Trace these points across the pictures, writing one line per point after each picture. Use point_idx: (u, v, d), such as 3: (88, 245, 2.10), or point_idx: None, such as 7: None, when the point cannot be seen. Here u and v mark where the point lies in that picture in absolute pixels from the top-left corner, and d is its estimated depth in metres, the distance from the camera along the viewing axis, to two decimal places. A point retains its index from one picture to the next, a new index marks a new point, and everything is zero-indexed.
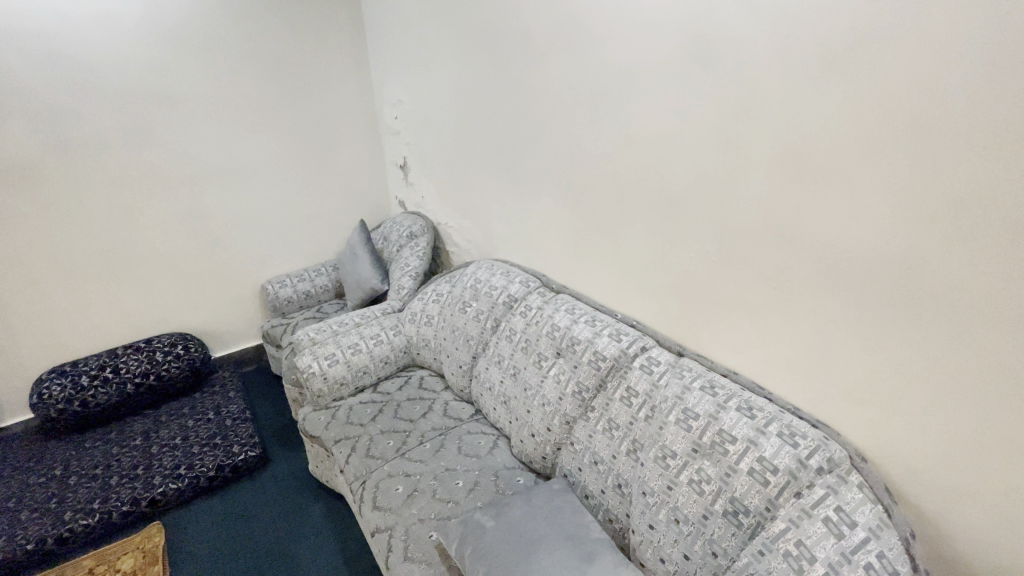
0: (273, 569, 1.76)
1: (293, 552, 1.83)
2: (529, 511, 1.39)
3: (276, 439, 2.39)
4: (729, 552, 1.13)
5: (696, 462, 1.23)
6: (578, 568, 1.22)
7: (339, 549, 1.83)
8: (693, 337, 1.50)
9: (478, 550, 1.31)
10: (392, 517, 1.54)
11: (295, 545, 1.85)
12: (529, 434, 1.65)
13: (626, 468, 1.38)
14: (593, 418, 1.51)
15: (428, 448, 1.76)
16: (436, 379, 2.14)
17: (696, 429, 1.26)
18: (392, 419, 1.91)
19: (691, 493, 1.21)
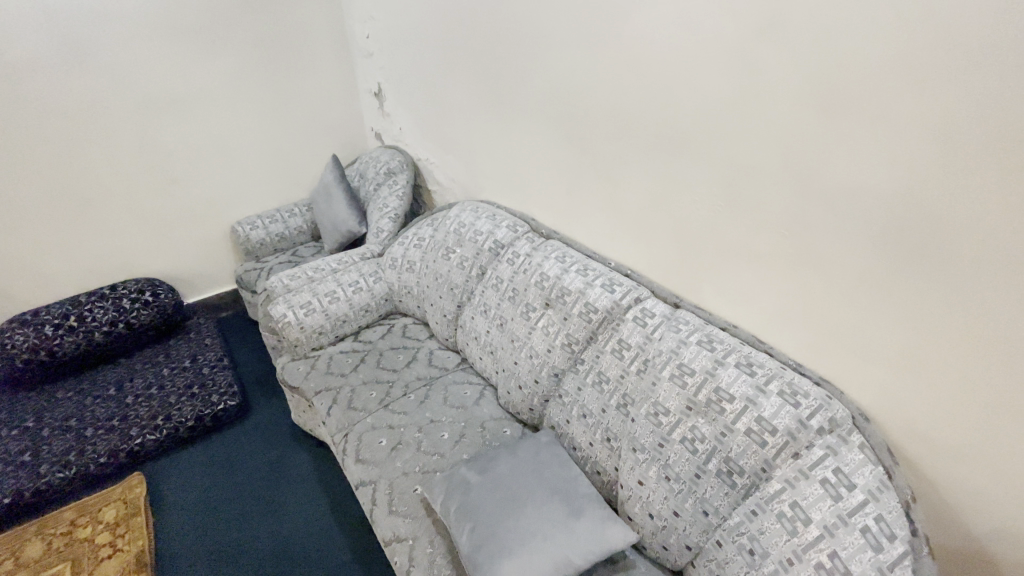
0: (260, 518, 1.76)
1: (279, 502, 1.82)
2: (515, 466, 1.34)
3: (258, 387, 2.33)
4: (721, 509, 1.10)
5: (690, 420, 1.17)
6: (565, 524, 1.20)
7: (325, 499, 1.83)
8: (692, 287, 1.40)
9: (464, 506, 1.27)
10: (376, 470, 1.50)
11: (282, 494, 1.85)
12: (516, 385, 1.58)
13: (615, 423, 1.33)
14: (582, 371, 1.44)
15: (411, 399, 1.70)
16: (420, 327, 2.05)
17: (691, 386, 1.18)
18: (374, 369, 1.83)
19: (683, 452, 1.16)
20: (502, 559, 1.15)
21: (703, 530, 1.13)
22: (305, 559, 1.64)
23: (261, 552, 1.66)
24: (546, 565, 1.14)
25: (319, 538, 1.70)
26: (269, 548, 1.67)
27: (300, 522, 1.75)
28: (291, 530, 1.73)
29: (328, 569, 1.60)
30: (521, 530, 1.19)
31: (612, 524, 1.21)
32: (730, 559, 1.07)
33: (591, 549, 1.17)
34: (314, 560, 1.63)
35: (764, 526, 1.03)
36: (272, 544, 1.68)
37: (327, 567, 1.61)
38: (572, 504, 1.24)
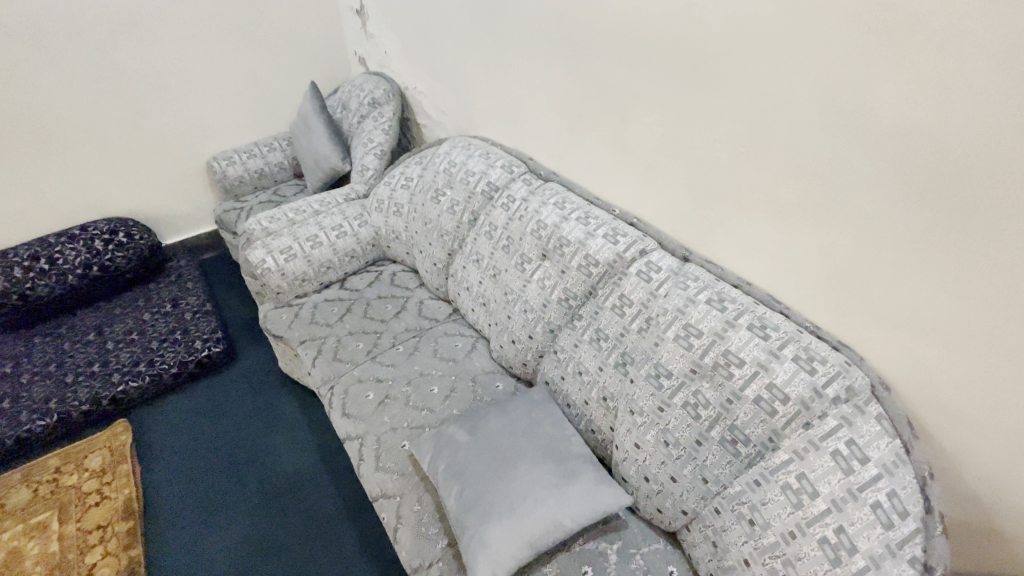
0: (250, 467, 1.75)
1: (268, 451, 1.80)
2: (507, 425, 1.27)
3: (243, 333, 2.26)
4: (721, 477, 1.04)
5: (694, 384, 1.08)
6: (557, 487, 1.15)
7: (314, 448, 1.81)
8: (703, 239, 1.27)
9: (452, 466, 1.21)
10: (363, 425, 1.44)
11: (271, 443, 1.83)
12: (510, 340, 1.49)
13: (613, 384, 1.25)
14: (580, 327, 1.34)
15: (400, 351, 1.61)
16: (409, 274, 1.93)
17: (698, 348, 1.08)
18: (361, 319, 1.74)
19: (685, 417, 1.08)
20: (492, 522, 1.10)
21: (700, 497, 1.08)
22: (295, 508, 1.64)
23: (252, 501, 1.66)
24: (536, 529, 1.10)
25: (309, 487, 1.69)
26: (259, 497, 1.66)
27: (290, 472, 1.74)
28: (280, 479, 1.72)
29: (318, 518, 1.61)
30: (512, 493, 1.13)
31: (606, 487, 1.16)
32: (727, 527, 1.02)
33: (583, 512, 1.12)
34: (304, 509, 1.64)
35: (767, 497, 0.98)
36: (262, 493, 1.68)
37: (318, 515, 1.62)
38: (565, 467, 1.18)
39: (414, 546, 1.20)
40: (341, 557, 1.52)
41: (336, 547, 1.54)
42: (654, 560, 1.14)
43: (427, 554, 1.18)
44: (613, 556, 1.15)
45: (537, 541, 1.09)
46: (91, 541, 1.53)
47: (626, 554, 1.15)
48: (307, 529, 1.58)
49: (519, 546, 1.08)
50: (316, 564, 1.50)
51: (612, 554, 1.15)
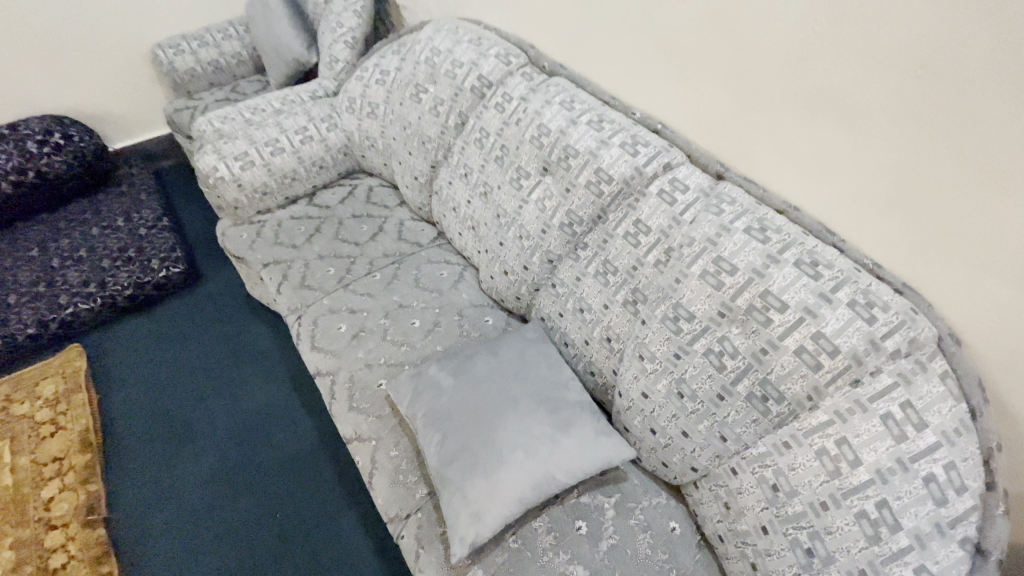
0: (220, 399, 1.65)
1: (240, 382, 1.69)
2: (496, 367, 1.10)
3: (208, 253, 2.07)
4: (743, 437, 0.89)
5: (722, 330, 0.89)
6: (551, 438, 1.00)
7: (289, 380, 1.70)
8: (743, 152, 1.04)
9: (432, 413, 1.06)
10: (334, 361, 1.27)
11: (242, 374, 1.71)
12: (502, 270, 1.29)
13: (621, 325, 1.07)
14: (584, 258, 1.13)
15: (376, 279, 1.41)
16: (387, 190, 1.69)
17: (730, 287, 0.88)
18: (331, 241, 1.52)
19: (707, 368, 0.90)
20: (476, 477, 0.96)
21: (715, 455, 0.93)
22: (269, 442, 1.55)
23: (223, 435, 1.57)
24: (526, 485, 0.96)
25: (284, 421, 1.60)
26: (230, 430, 1.58)
27: (264, 405, 1.64)
28: (253, 413, 1.62)
29: (295, 453, 1.52)
30: (499, 445, 0.98)
31: (606, 440, 1.02)
32: (745, 490, 0.89)
33: (579, 467, 0.99)
34: (279, 444, 1.55)
35: (797, 462, 0.83)
36: (234, 427, 1.59)
37: (294, 451, 1.53)
38: (561, 416, 1.03)
39: (391, 495, 1.08)
40: (319, 494, 1.44)
41: (313, 483, 1.46)
42: (654, 516, 1.03)
43: (405, 504, 1.06)
44: (609, 510, 1.04)
45: (527, 498, 0.96)
46: (47, 474, 1.46)
47: (624, 508, 1.04)
48: (284, 465, 1.50)
49: (507, 504, 0.95)
50: (294, 500, 1.43)
51: (609, 508, 1.04)
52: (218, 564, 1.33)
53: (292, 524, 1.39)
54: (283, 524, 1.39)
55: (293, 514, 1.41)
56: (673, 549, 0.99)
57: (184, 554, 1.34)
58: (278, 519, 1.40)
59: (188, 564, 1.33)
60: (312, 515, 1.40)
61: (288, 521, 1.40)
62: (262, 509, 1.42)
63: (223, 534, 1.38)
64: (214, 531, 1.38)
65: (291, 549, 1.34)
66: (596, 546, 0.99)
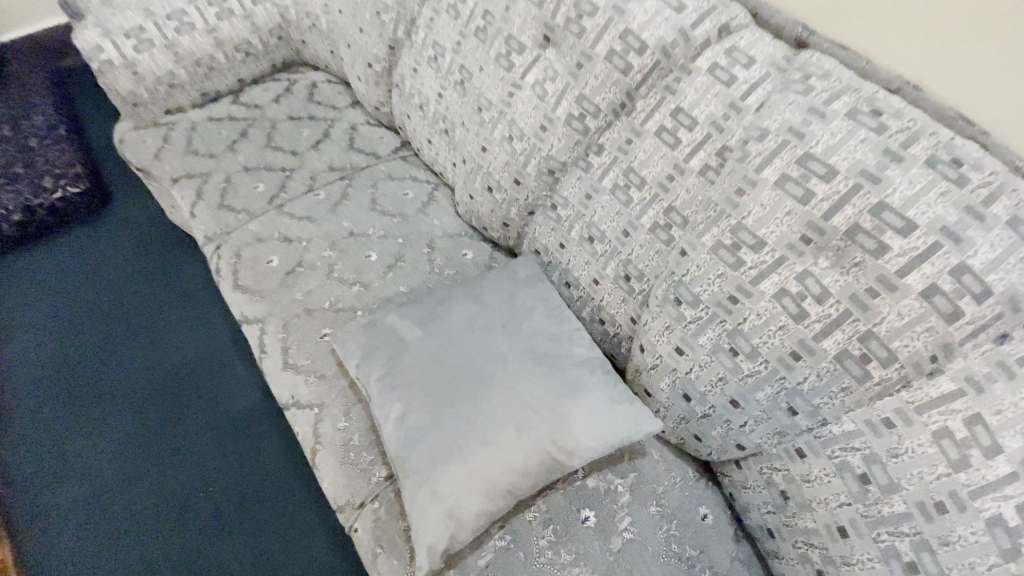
0: (137, 347, 1.35)
1: (163, 327, 1.39)
2: (477, 313, 0.82)
3: (124, 174, 1.70)
4: (820, 411, 0.63)
5: (807, 264, 0.61)
6: (551, 409, 0.72)
7: (225, 325, 1.40)
8: (836, 9, 0.74)
9: (389, 376, 0.78)
10: (264, 304, 0.97)
11: (165, 318, 1.40)
12: (485, 185, 0.98)
13: (647, 257, 0.78)
14: (597, 166, 0.83)
15: (320, 199, 1.09)
16: (337, 87, 1.34)
17: (825, 199, 0.60)
18: (262, 151, 1.19)
19: (779, 316, 0.63)
20: (448, 462, 0.69)
21: (773, 432, 0.69)
22: (199, 401, 1.27)
23: (143, 395, 1.28)
24: (518, 472, 0.70)
25: (217, 375, 1.31)
26: (150, 387, 1.29)
27: (192, 356, 1.34)
28: (178, 366, 1.32)
29: (231, 413, 1.25)
30: (481, 419, 0.71)
31: (627, 410, 0.75)
32: (814, 478, 0.66)
33: (590, 446, 0.72)
34: (211, 404, 1.27)
35: (901, 445, 0.58)
36: (154, 383, 1.30)
37: (230, 410, 1.26)
38: (564, 379, 0.75)
39: (339, 479, 0.82)
40: (261, 462, 1.19)
41: (254, 450, 1.20)
42: (681, 502, 0.80)
43: (357, 491, 0.80)
44: (625, 496, 0.80)
45: (519, 489, 0.70)
46: None
47: (642, 492, 0.81)
48: (217, 427, 1.23)
49: (489, 498, 0.69)
50: (229, 468, 1.18)
51: (624, 493, 0.80)
52: (136, 547, 1.08)
53: (228, 498, 1.14)
54: (215, 495, 1.15)
55: (229, 487, 1.16)
56: (704, 544, 0.77)
57: (95, 541, 1.09)
58: (210, 490, 1.15)
59: (98, 550, 1.08)
60: (253, 487, 1.16)
61: (222, 492, 1.15)
62: (191, 478, 1.17)
63: (143, 511, 1.13)
64: (132, 508, 1.13)
65: (226, 527, 1.11)
66: (607, 544, 0.76)
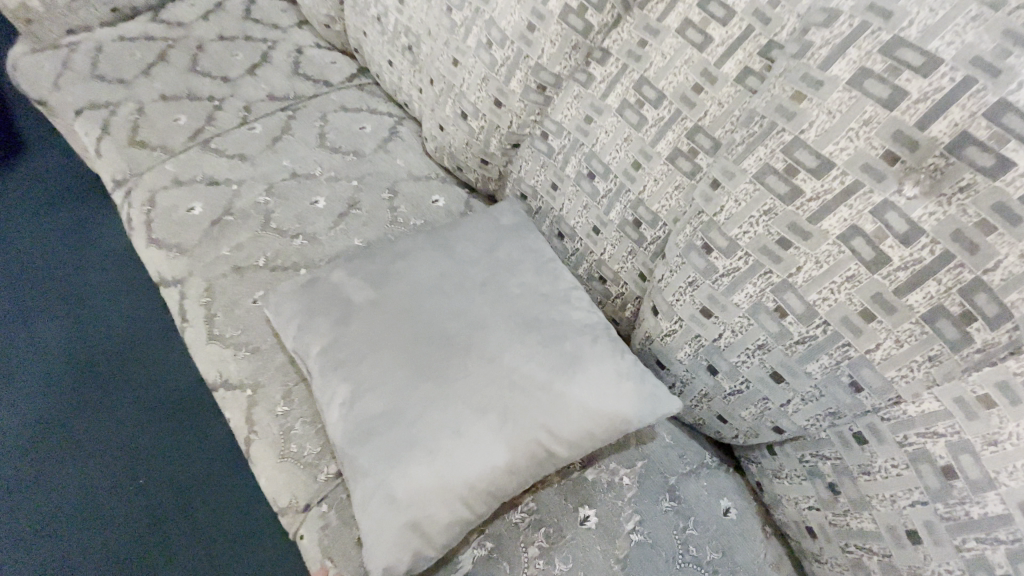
0: (80, 333, 1.22)
1: (106, 310, 1.25)
2: (449, 268, 0.65)
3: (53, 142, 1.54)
4: (895, 387, 0.48)
5: (891, 192, 0.45)
6: (544, 387, 0.56)
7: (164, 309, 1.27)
8: None
9: (333, 350, 0.60)
10: (182, 261, 0.78)
11: (108, 299, 1.27)
12: (458, 111, 0.80)
13: (663, 195, 0.62)
14: (600, 79, 0.66)
15: (256, 134, 0.89)
16: (282, 6, 1.13)
17: (921, 101, 0.43)
18: (185, 78, 0.98)
19: (848, 264, 0.48)
20: (410, 460, 0.53)
21: (825, 413, 0.54)
22: (134, 391, 1.15)
23: (92, 388, 1.15)
24: (502, 470, 0.54)
25: (154, 363, 1.19)
26: (97, 378, 1.16)
27: (127, 341, 1.21)
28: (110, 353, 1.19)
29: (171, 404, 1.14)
30: (454, 404, 0.55)
31: (642, 386, 0.59)
32: (877, 470, 0.52)
33: (592, 434, 0.57)
34: (168, 394, 1.15)
35: (1002, 431, 0.43)
36: (100, 372, 1.17)
37: (169, 401, 1.14)
38: (560, 351, 0.58)
39: (277, 478, 0.65)
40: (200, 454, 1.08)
41: (221, 443, 1.10)
42: (699, 494, 0.66)
43: (300, 491, 0.64)
44: (632, 490, 0.65)
45: (504, 489, 0.55)
46: None
47: (653, 484, 0.66)
48: (153, 419, 1.12)
49: (464, 502, 0.53)
50: (165, 462, 1.07)
51: (631, 487, 0.65)
52: (78, 555, 0.97)
53: (193, 496, 1.04)
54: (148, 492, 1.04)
55: (194, 484, 1.05)
56: (729, 546, 0.63)
57: (46, 555, 0.97)
58: (142, 486, 1.04)
59: (45, 557, 0.97)
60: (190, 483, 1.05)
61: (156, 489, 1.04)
62: (121, 473, 1.06)
63: (66, 509, 1.02)
64: (70, 511, 1.01)
65: (160, 527, 1.00)
66: (612, 550, 0.61)
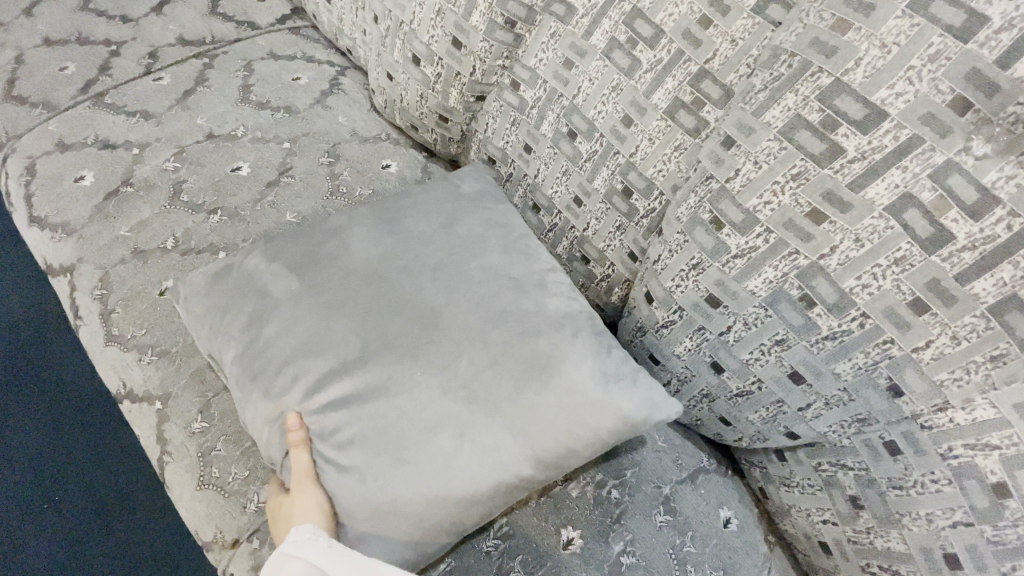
0: None
1: None
2: (395, 248, 0.52)
3: None
4: (942, 392, 0.40)
5: (956, 151, 0.35)
6: (509, 399, 0.45)
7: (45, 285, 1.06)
8: None
9: (248, 356, 0.49)
10: (70, 245, 0.63)
11: None
12: (408, 55, 0.66)
13: (660, 157, 0.51)
14: (582, 13, 0.53)
15: (164, 86, 0.74)
16: None
17: (1005, 30, 0.32)
18: (75, 16, 0.79)
19: (896, 243, 0.38)
20: (347, 490, 0.45)
21: (851, 418, 0.45)
22: (9, 383, 0.95)
23: None
24: (459, 501, 0.45)
25: (34, 350, 0.98)
26: None
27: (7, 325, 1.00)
28: None
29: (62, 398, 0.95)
30: (397, 424, 0.45)
31: (628, 389, 0.46)
32: (911, 485, 0.44)
33: (575, 451, 0.46)
34: (83, 395, 0.96)
35: None
36: None
37: (62, 393, 0.95)
38: (530, 352, 0.47)
39: (195, 510, 0.53)
40: (104, 455, 0.91)
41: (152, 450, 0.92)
42: (697, 505, 0.57)
43: (223, 525, 0.52)
44: (622, 505, 0.56)
45: (465, 519, 0.46)
46: None
47: (645, 496, 0.57)
48: (38, 416, 0.93)
49: (413, 533, 0.45)
50: (63, 466, 0.90)
51: (621, 502, 0.56)
52: None
53: (122, 514, 0.87)
54: (40, 499, 0.87)
55: (122, 499, 0.88)
56: (732, 562, 0.55)
57: None
58: (38, 493, 0.87)
59: None
60: (92, 489, 0.88)
61: (49, 496, 0.87)
62: (9, 479, 0.88)
63: None
64: None
65: (66, 542, 0.84)
66: None
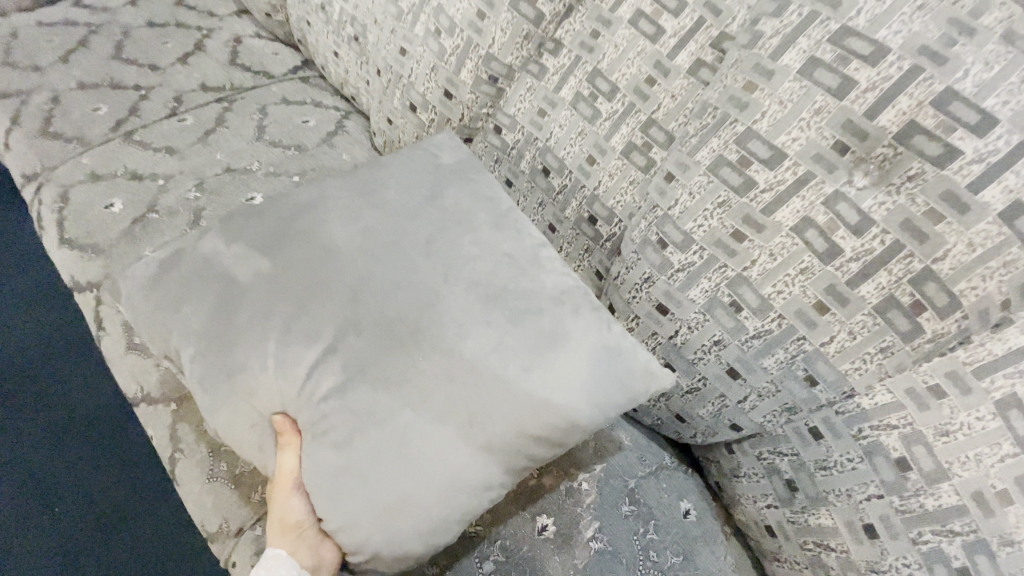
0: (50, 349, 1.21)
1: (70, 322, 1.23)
2: (368, 221, 0.58)
3: None
4: (848, 380, 0.48)
5: (842, 183, 0.45)
6: (523, 377, 0.50)
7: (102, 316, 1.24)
8: None
9: (207, 343, 0.55)
10: (99, 264, 0.70)
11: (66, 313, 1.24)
12: (406, 102, 0.77)
13: (618, 190, 0.60)
14: (553, 71, 0.64)
15: (187, 126, 0.83)
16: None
17: (869, 91, 0.43)
18: (108, 64, 0.89)
19: (801, 257, 0.47)
20: (361, 486, 0.49)
21: (781, 407, 0.53)
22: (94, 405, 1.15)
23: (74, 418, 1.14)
24: (476, 481, 0.51)
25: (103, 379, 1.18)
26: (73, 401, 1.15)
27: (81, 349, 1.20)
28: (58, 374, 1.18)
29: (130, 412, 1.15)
30: (398, 416, 0.50)
31: (625, 361, 0.52)
32: (833, 465, 0.51)
33: (581, 426, 0.51)
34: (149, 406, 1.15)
35: (952, 420, 0.43)
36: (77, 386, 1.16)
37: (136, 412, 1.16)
38: (537, 328, 0.52)
39: (203, 502, 0.58)
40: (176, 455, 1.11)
41: None
42: (658, 497, 0.64)
43: (229, 513, 0.57)
44: (591, 496, 0.62)
45: (488, 482, 0.51)
46: None
47: (613, 488, 0.63)
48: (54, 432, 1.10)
49: (447, 520, 0.50)
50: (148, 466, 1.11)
51: (590, 493, 0.62)
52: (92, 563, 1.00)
53: None
54: (127, 492, 1.07)
55: None
56: (690, 547, 0.61)
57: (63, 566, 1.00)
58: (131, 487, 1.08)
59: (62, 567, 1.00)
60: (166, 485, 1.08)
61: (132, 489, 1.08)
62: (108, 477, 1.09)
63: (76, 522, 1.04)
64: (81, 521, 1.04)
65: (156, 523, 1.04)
66: (570, 559, 0.58)
